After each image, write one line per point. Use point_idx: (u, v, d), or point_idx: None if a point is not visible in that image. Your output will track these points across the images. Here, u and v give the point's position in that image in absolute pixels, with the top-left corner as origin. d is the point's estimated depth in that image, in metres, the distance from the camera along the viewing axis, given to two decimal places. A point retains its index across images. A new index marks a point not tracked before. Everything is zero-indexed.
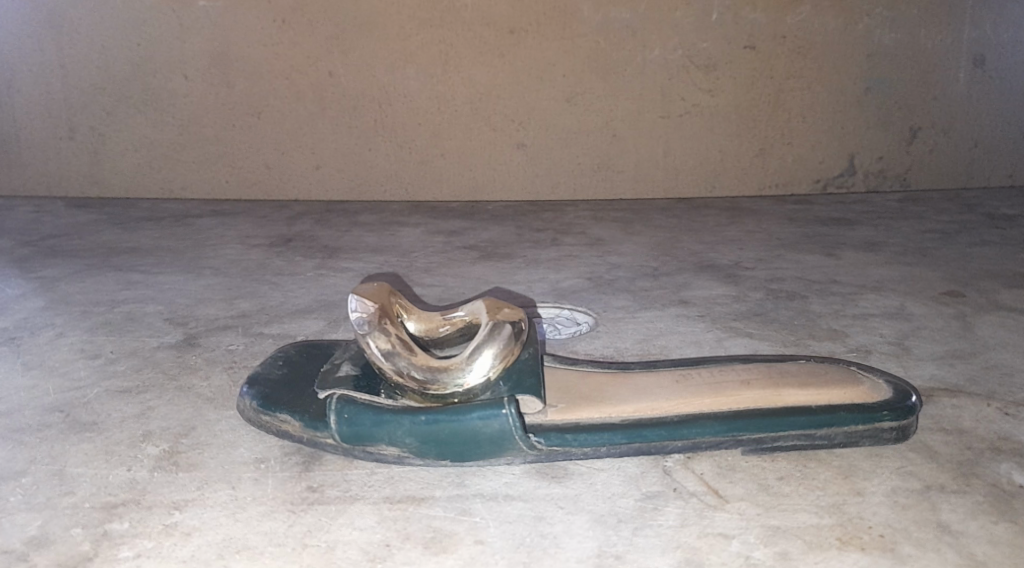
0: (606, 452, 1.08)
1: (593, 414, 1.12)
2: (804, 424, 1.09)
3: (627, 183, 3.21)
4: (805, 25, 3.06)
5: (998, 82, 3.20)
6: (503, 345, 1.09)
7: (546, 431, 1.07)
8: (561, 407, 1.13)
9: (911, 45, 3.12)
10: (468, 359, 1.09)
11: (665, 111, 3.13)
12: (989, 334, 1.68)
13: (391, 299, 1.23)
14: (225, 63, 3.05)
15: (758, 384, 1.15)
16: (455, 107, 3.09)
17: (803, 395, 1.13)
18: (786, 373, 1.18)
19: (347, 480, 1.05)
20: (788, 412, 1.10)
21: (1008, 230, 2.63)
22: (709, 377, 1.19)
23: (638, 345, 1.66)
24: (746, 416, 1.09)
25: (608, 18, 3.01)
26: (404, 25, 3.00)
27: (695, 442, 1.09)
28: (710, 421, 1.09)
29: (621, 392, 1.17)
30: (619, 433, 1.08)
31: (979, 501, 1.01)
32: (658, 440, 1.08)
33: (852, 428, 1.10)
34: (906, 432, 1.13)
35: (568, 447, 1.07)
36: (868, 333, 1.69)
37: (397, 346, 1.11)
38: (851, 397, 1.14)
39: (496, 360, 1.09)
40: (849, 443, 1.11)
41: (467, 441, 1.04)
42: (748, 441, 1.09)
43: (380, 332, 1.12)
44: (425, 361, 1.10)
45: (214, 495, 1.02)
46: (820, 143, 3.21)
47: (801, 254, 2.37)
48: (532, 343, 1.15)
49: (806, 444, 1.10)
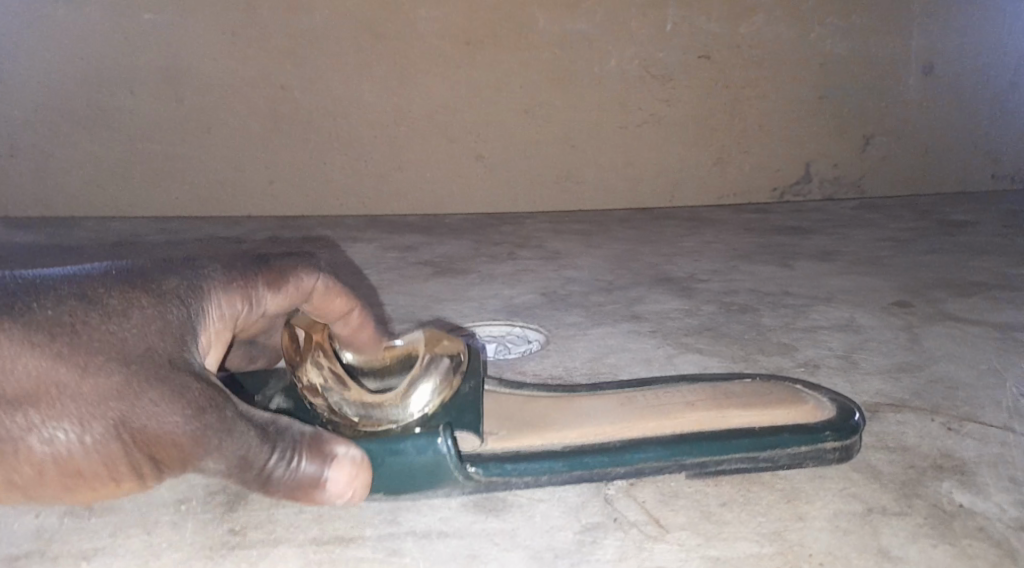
0: (548, 481, 1.05)
1: (534, 442, 1.10)
2: (748, 447, 1.07)
3: (588, 194, 3.29)
4: (758, 36, 3.19)
5: (945, 90, 3.36)
6: (441, 378, 1.13)
7: (485, 461, 1.04)
8: (502, 435, 1.11)
9: (862, 52, 3.27)
10: (405, 393, 1.10)
11: (622, 121, 3.22)
12: (935, 345, 1.69)
13: (309, 303, 1.09)
14: (173, 77, 2.99)
15: (703, 405, 1.16)
16: (412, 120, 3.10)
17: (745, 418, 1.13)
18: (732, 394, 1.19)
19: (273, 521, 1.00)
20: (730, 435, 1.08)
21: (956, 237, 2.67)
22: (653, 401, 1.18)
23: (588, 364, 1.64)
24: (689, 438, 1.08)
25: (563, 28, 3.07)
26: (359, 37, 2.99)
27: (640, 468, 1.06)
28: (652, 447, 1.07)
29: (564, 418, 1.14)
30: (560, 461, 1.05)
31: (920, 523, 0.99)
32: (600, 467, 1.05)
33: (796, 449, 1.09)
34: (849, 452, 1.11)
35: (508, 477, 1.04)
36: (817, 347, 1.69)
37: (331, 383, 1.12)
38: (796, 418, 1.13)
39: (435, 394, 1.11)
40: (794, 464, 1.09)
41: (399, 469, 1.00)
42: (692, 466, 1.07)
43: (313, 365, 1.13)
44: (359, 396, 1.10)
45: (129, 540, 0.97)
46: (775, 151, 3.34)
47: (754, 265, 2.37)
48: (472, 377, 1.18)
49: (750, 467, 1.08)
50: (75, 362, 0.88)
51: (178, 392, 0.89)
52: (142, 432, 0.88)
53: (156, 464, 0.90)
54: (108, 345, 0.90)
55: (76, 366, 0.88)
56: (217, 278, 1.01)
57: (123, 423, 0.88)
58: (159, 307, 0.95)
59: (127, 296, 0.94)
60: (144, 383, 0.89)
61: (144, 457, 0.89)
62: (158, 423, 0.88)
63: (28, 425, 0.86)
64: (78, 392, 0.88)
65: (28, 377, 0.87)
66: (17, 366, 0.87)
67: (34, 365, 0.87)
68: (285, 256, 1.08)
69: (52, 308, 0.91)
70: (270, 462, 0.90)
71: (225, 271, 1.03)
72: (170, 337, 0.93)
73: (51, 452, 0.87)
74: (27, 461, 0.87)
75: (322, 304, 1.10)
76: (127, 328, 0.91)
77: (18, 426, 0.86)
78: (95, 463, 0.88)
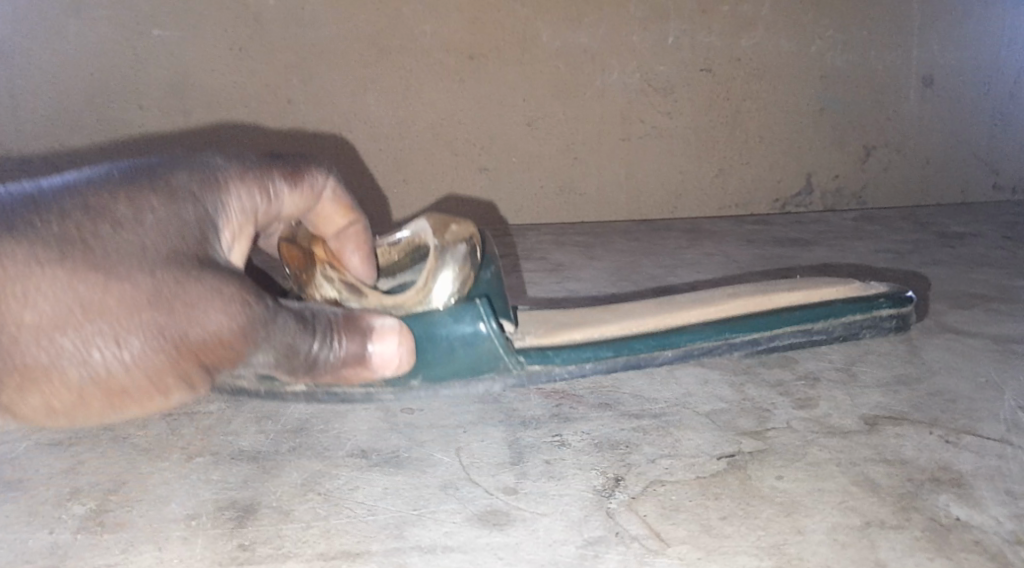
0: (589, 369, 1.25)
1: (572, 335, 1.27)
2: (788, 338, 1.28)
3: (590, 206, 3.31)
4: (759, 48, 3.22)
5: (945, 101, 3.39)
6: (459, 264, 1.18)
7: (528, 348, 1.22)
8: (541, 333, 1.27)
9: (862, 65, 3.30)
10: (428, 287, 1.17)
11: (625, 134, 3.25)
12: (935, 357, 1.70)
13: (315, 206, 1.17)
14: (182, 94, 3.02)
15: (742, 303, 1.34)
16: (416, 134, 3.14)
17: (788, 314, 1.30)
18: (768, 297, 1.37)
19: (281, 536, 1.02)
20: (771, 326, 1.28)
21: (958, 248, 2.68)
22: (692, 303, 1.36)
23: (592, 375, 1.53)
24: (733, 330, 1.27)
25: (565, 42, 3.10)
26: (364, 53, 3.03)
27: (686, 352, 1.28)
28: (700, 333, 1.27)
29: (603, 317, 1.33)
30: (599, 351, 1.23)
31: (917, 536, 1.01)
32: (641, 357, 1.24)
33: (849, 321, 1.30)
34: (903, 323, 1.35)
35: (551, 363, 1.23)
36: (818, 359, 1.66)
37: (344, 292, 1.19)
38: (844, 300, 1.33)
39: (456, 281, 1.18)
40: (844, 335, 1.31)
41: (443, 353, 1.15)
42: (735, 349, 1.29)
43: (325, 280, 1.20)
44: (377, 299, 1.18)
45: (140, 558, 0.99)
46: (777, 163, 3.37)
47: (757, 277, 2.39)
48: (492, 262, 1.24)
49: (795, 343, 1.31)
50: (98, 272, 0.85)
51: (215, 289, 0.87)
52: (186, 339, 0.86)
53: (203, 366, 0.89)
54: (128, 249, 0.87)
55: (99, 276, 0.85)
56: (234, 172, 1.02)
57: (163, 333, 0.86)
58: (174, 204, 0.93)
59: (136, 197, 0.91)
60: (175, 286, 0.86)
61: (192, 364, 0.88)
62: (200, 326, 0.86)
63: (66, 349, 0.84)
64: (106, 304, 0.85)
65: (55, 303, 0.84)
66: (38, 287, 0.83)
67: (57, 285, 0.84)
68: (294, 154, 1.14)
69: (63, 218, 0.87)
70: (313, 347, 0.94)
71: (239, 165, 1.03)
72: (190, 235, 0.91)
73: (90, 373, 0.85)
74: (65, 386, 0.85)
75: (327, 206, 1.18)
76: (145, 228, 0.89)
77: (48, 351, 0.83)
78: (137, 378, 0.86)
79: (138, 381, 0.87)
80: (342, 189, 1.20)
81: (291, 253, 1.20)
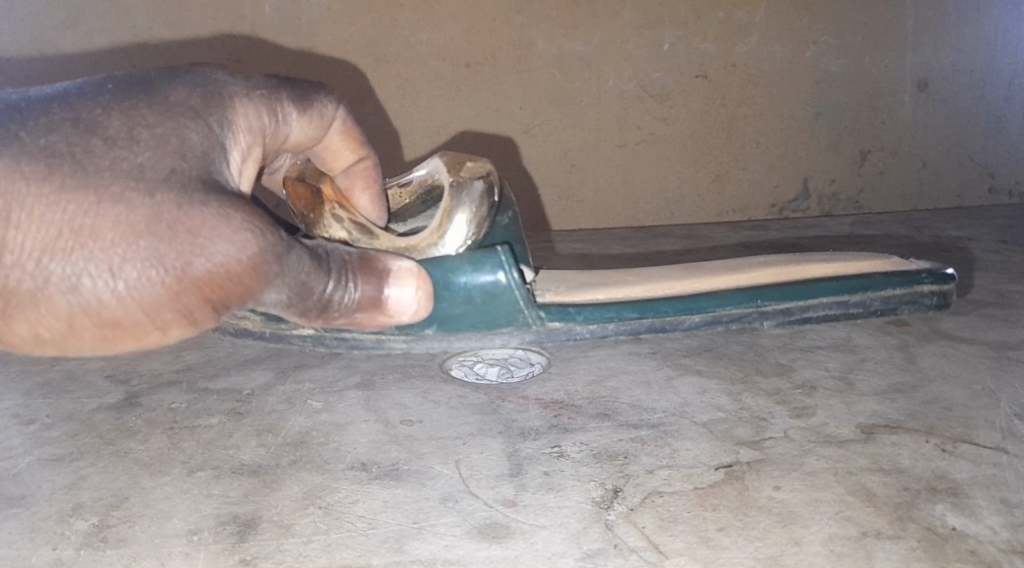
0: (614, 329, 1.19)
1: (595, 296, 1.24)
2: (836, 292, 1.26)
3: (588, 214, 3.34)
4: (753, 54, 3.23)
5: (940, 105, 3.41)
6: (474, 206, 1.14)
7: (548, 306, 1.18)
8: (559, 292, 1.25)
9: (856, 70, 3.31)
10: (442, 228, 1.14)
11: (622, 140, 3.27)
12: (930, 364, 1.71)
13: (324, 138, 1.14)
14: None
15: (776, 266, 1.32)
16: (414, 141, 3.15)
17: (830, 268, 1.31)
18: (796, 262, 1.36)
19: (282, 551, 1.03)
20: (817, 283, 1.27)
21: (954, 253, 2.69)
22: (721, 269, 1.35)
23: (590, 389, 1.52)
24: (761, 290, 1.24)
25: (561, 51, 3.12)
26: (360, 61, 3.04)
27: (716, 314, 1.22)
28: (731, 295, 1.23)
29: (631, 281, 1.31)
30: (628, 309, 1.20)
31: (913, 547, 1.02)
32: (673, 315, 1.21)
33: (888, 293, 1.29)
34: (944, 300, 1.31)
35: (573, 322, 1.18)
36: (813, 368, 1.67)
37: (355, 233, 1.17)
38: (884, 267, 1.33)
39: (469, 225, 1.14)
40: (887, 310, 1.29)
41: (458, 304, 1.14)
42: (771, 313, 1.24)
43: (336, 221, 1.17)
44: (388, 241, 1.15)
45: None
46: (772, 169, 3.40)
47: None
48: (511, 208, 1.20)
49: (838, 312, 1.27)
50: (90, 193, 0.85)
51: (223, 219, 0.87)
52: (190, 272, 0.86)
53: (209, 303, 0.88)
54: (123, 168, 0.87)
55: (92, 198, 0.85)
56: (239, 90, 1.01)
57: (163, 262, 0.85)
58: (172, 121, 0.93)
59: (132, 115, 0.91)
60: (178, 213, 0.86)
61: (194, 299, 0.87)
62: (206, 256, 0.86)
63: (59, 274, 0.84)
64: (99, 230, 0.84)
65: (44, 225, 0.83)
66: (27, 203, 0.83)
67: (46, 206, 0.84)
68: (303, 79, 1.10)
69: (52, 135, 0.87)
70: (327, 288, 0.95)
71: (247, 86, 1.02)
72: (190, 155, 0.91)
73: (82, 302, 0.85)
74: (55, 311, 0.85)
75: (336, 140, 1.15)
76: (139, 146, 0.89)
77: (37, 275, 0.83)
78: (134, 310, 0.86)
79: (137, 317, 0.87)
80: (353, 124, 1.16)
81: (297, 191, 1.19)
